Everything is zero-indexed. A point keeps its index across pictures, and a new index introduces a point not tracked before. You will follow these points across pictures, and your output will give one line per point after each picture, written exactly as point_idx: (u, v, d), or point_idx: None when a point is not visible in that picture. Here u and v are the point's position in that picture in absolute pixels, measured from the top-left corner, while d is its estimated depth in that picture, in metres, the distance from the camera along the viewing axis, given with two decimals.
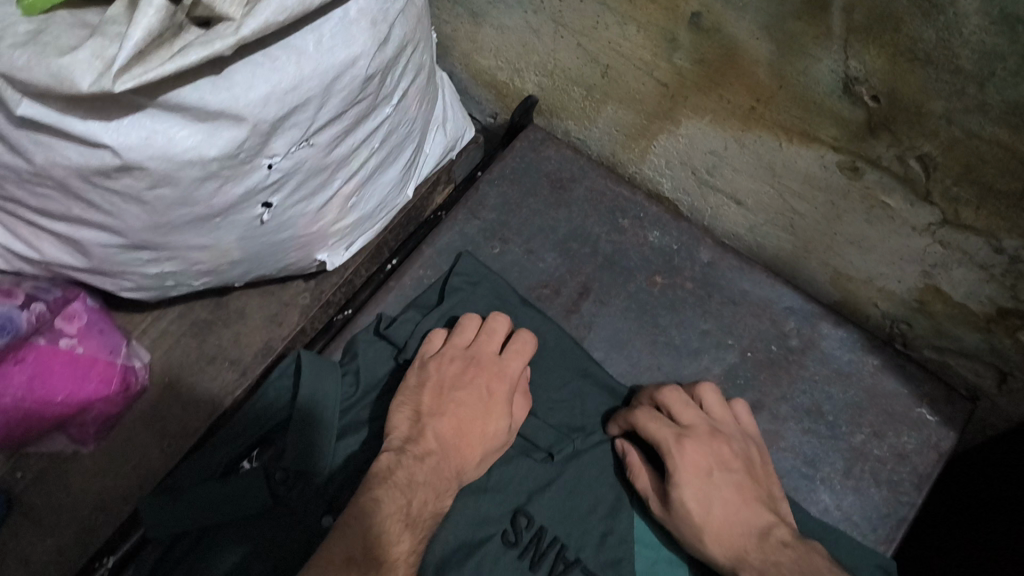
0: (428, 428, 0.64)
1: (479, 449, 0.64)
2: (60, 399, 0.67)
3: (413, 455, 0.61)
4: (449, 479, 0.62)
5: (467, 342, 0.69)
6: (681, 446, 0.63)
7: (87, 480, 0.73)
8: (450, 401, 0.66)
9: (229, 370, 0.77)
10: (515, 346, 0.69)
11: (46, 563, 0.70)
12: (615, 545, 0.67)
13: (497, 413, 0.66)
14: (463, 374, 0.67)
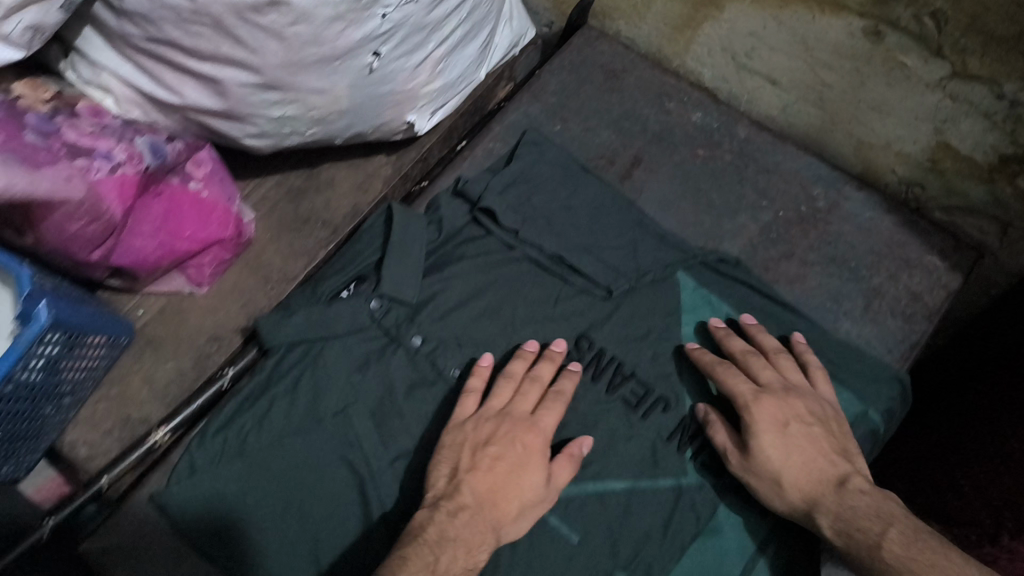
0: (466, 484, 0.65)
1: (516, 502, 0.65)
2: (187, 234, 0.79)
3: (448, 509, 0.63)
4: (486, 532, 0.63)
5: (504, 402, 0.71)
6: (759, 402, 0.68)
7: (201, 316, 0.85)
8: (483, 458, 0.67)
9: (322, 229, 0.89)
10: (547, 403, 0.72)
11: (168, 381, 0.82)
12: (664, 364, 0.77)
13: (534, 473, 0.67)
14: (497, 428, 0.69)
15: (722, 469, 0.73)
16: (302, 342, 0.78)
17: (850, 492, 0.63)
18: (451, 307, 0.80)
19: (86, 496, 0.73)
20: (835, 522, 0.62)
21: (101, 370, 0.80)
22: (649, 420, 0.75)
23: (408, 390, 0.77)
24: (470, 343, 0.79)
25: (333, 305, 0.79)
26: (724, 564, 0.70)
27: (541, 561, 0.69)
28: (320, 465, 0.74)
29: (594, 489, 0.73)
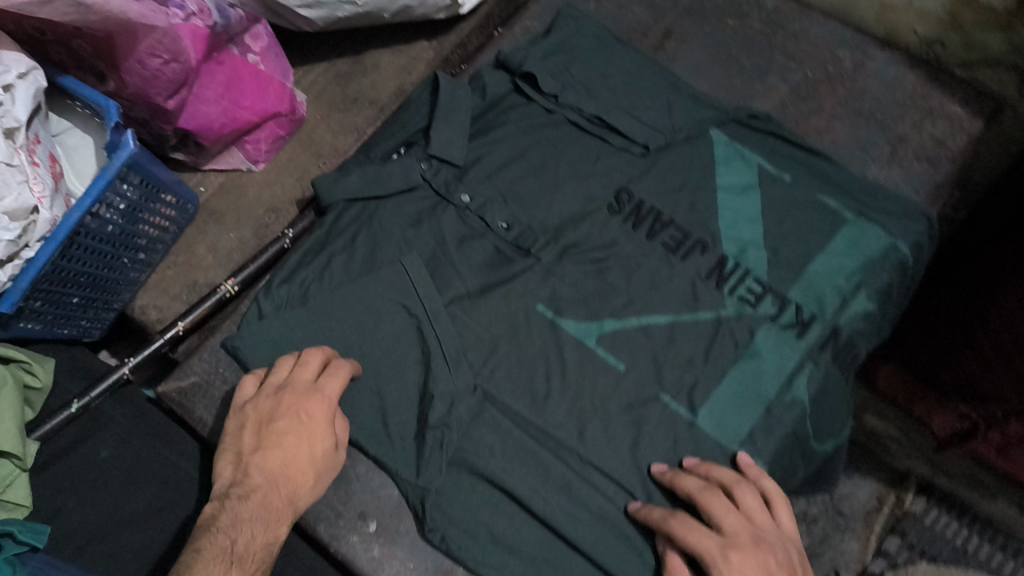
0: (253, 466, 0.64)
1: (310, 469, 0.66)
2: (247, 104, 0.84)
3: (237, 496, 0.62)
4: (281, 507, 0.62)
5: (284, 377, 0.70)
6: (728, 556, 0.60)
7: (259, 190, 0.90)
8: (268, 436, 0.65)
9: (369, 108, 0.94)
10: (330, 371, 0.71)
11: (230, 250, 0.87)
12: (701, 211, 0.81)
13: (321, 444, 0.67)
14: (278, 402, 0.67)
15: (758, 300, 0.76)
16: (358, 201, 0.83)
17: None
18: (496, 168, 0.85)
19: (164, 339, 0.78)
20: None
21: (172, 236, 0.85)
22: (689, 261, 0.79)
23: (459, 242, 0.82)
24: (515, 199, 0.83)
25: (386, 164, 0.83)
26: (761, 384, 0.73)
27: (592, 387, 0.74)
28: (377, 309, 0.78)
29: (638, 324, 0.77)
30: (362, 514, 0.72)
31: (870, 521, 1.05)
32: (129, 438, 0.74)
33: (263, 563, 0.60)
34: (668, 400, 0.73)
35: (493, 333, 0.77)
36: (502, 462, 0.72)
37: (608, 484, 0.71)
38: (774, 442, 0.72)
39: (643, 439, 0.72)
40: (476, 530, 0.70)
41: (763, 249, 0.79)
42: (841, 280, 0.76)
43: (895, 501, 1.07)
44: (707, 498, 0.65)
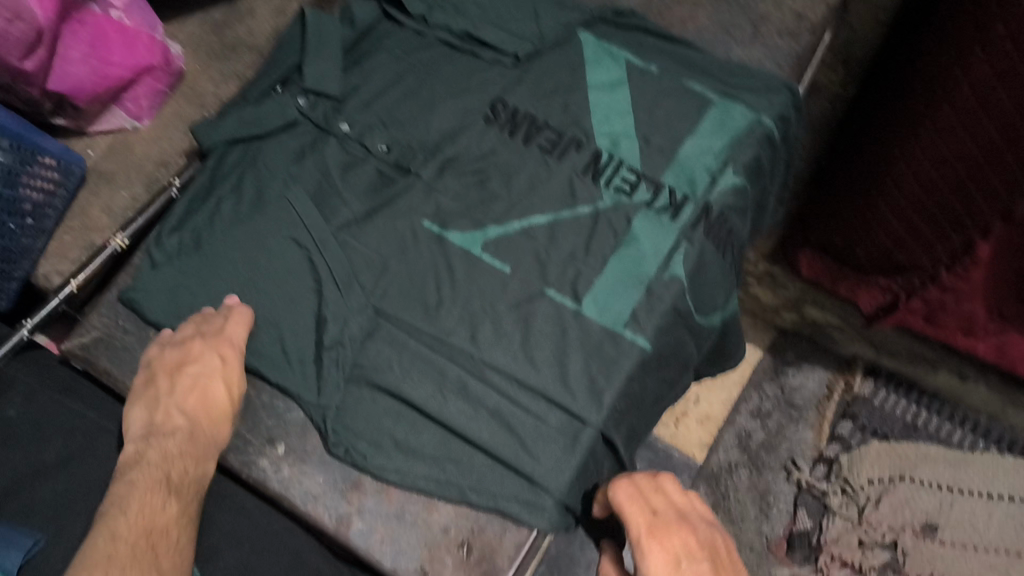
0: (174, 408, 0.71)
1: (226, 407, 0.72)
2: (117, 61, 0.84)
3: (160, 436, 0.69)
4: (204, 444, 0.69)
5: (192, 329, 0.74)
6: (652, 537, 0.67)
7: (147, 146, 0.91)
8: (182, 380, 0.72)
9: (248, 54, 0.95)
10: (233, 316, 0.74)
11: (124, 207, 0.88)
12: (574, 111, 0.83)
13: (234, 387, 0.73)
14: (187, 348, 0.73)
15: (634, 188, 0.79)
16: (239, 142, 0.84)
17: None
18: (373, 95, 0.86)
19: (60, 298, 0.80)
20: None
21: (63, 201, 0.85)
22: (565, 160, 0.81)
23: (343, 170, 0.83)
24: (394, 123, 0.84)
25: (262, 104, 0.85)
26: (641, 267, 0.76)
27: (481, 291, 0.77)
28: (267, 244, 0.79)
29: (520, 227, 0.79)
30: (270, 438, 0.74)
31: (822, 408, 1.27)
32: (36, 394, 0.76)
33: (194, 493, 0.67)
34: (553, 294, 0.76)
35: (384, 253, 0.79)
36: (400, 373, 0.74)
37: (502, 381, 0.73)
38: (656, 317, 0.74)
39: (532, 334, 0.74)
40: (380, 439, 0.72)
41: (635, 139, 0.81)
42: (710, 159, 0.79)
43: (842, 387, 1.28)
44: (640, 478, 0.72)
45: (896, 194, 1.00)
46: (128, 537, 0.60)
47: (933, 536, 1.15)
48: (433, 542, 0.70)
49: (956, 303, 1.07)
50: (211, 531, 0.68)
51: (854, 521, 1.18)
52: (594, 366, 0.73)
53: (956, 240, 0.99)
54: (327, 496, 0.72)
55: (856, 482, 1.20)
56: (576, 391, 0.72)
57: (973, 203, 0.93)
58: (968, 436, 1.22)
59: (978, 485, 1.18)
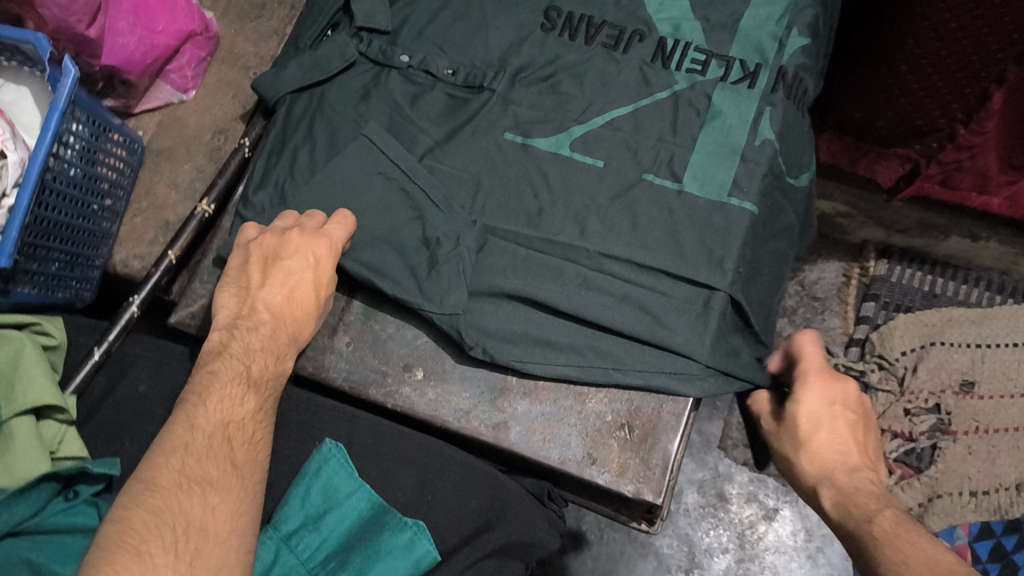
0: (261, 301, 0.66)
1: (313, 306, 0.68)
2: (161, 29, 0.83)
3: (246, 327, 0.65)
4: (286, 343, 0.66)
5: (290, 222, 0.71)
6: (819, 372, 0.70)
7: (198, 116, 0.90)
8: (278, 272, 0.67)
9: (280, 9, 0.95)
10: (332, 224, 0.71)
11: (191, 180, 0.87)
12: (628, 5, 0.84)
13: (324, 287, 0.69)
14: (286, 241, 0.69)
15: (705, 66, 0.80)
16: (303, 90, 0.84)
17: (869, 545, 0.54)
18: (424, 24, 0.86)
19: (160, 271, 0.79)
20: (832, 493, 0.62)
21: (130, 179, 0.85)
22: (631, 52, 0.82)
23: (412, 101, 0.83)
24: (451, 47, 0.85)
25: (318, 48, 0.84)
26: (731, 137, 0.78)
27: (579, 189, 0.78)
28: (354, 182, 0.79)
29: (603, 122, 0.80)
30: (406, 365, 0.75)
31: (844, 295, 1.26)
32: (162, 365, 0.75)
33: (272, 388, 0.64)
34: (652, 177, 0.77)
35: (473, 170, 0.80)
36: (520, 279, 0.75)
37: (622, 268, 0.75)
38: (757, 181, 0.76)
39: (640, 219, 0.76)
40: (513, 338, 0.74)
41: (696, 20, 0.82)
42: (773, 26, 0.81)
43: (858, 271, 1.27)
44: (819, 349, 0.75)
45: (917, 52, 0.92)
46: (206, 428, 0.58)
47: (972, 392, 1.18)
48: (593, 430, 0.72)
49: (972, 160, 1.03)
50: (383, 458, 0.69)
51: (896, 394, 1.19)
52: (708, 237, 0.75)
53: (972, 94, 0.92)
54: (479, 408, 0.74)
55: (890, 355, 1.20)
56: (697, 261, 0.74)
57: (989, 51, 0.86)
58: (985, 294, 1.24)
59: (1002, 337, 1.20)
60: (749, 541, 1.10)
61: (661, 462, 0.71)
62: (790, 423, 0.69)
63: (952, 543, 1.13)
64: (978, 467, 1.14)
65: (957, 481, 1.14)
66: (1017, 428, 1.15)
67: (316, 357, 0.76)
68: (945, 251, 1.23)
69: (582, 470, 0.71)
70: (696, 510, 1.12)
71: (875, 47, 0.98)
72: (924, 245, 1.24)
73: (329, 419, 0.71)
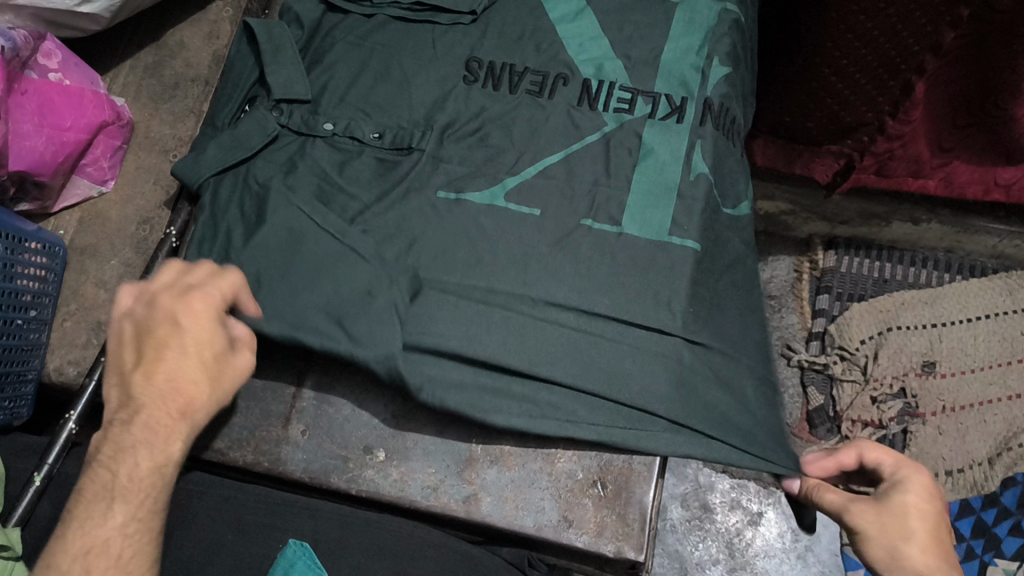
0: (137, 382, 0.57)
1: (201, 376, 0.58)
2: (69, 124, 0.79)
3: (121, 420, 0.57)
4: (172, 422, 0.57)
5: (165, 282, 0.61)
6: (912, 468, 0.62)
7: (120, 208, 0.87)
8: (151, 347, 0.58)
9: (194, 85, 0.92)
10: (216, 278, 0.62)
11: (120, 275, 0.84)
12: (548, 48, 0.83)
13: (210, 350, 0.59)
14: (154, 309, 0.59)
15: (632, 104, 0.80)
16: (226, 171, 0.80)
17: None
18: (345, 88, 0.84)
19: (95, 380, 0.76)
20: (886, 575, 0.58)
21: (55, 285, 0.81)
22: (557, 96, 0.81)
23: (340, 168, 0.80)
24: (375, 109, 0.83)
25: (237, 126, 0.81)
26: (665, 173, 0.77)
27: (520, 242, 0.76)
28: None
29: (536, 170, 0.79)
30: (367, 447, 0.73)
31: (797, 289, 1.25)
32: None
33: (160, 487, 0.56)
34: (591, 223, 0.76)
35: (411, 234, 0.77)
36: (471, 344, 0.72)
37: (568, 315, 0.73)
38: (697, 216, 0.76)
39: (585, 266, 0.74)
40: (464, 387, 0.72)
41: (617, 59, 0.82)
42: (694, 57, 0.81)
43: (808, 265, 1.26)
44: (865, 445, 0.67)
45: (837, 55, 0.91)
46: (64, 564, 0.52)
47: (934, 372, 1.17)
48: (566, 491, 0.71)
49: (904, 147, 1.01)
50: (348, 552, 0.67)
51: (861, 382, 1.17)
52: (655, 277, 0.74)
53: (895, 86, 0.91)
54: (447, 483, 0.71)
55: (850, 345, 1.19)
56: (644, 305, 0.73)
57: (905, 45, 0.85)
58: (934, 274, 1.23)
59: (957, 314, 1.19)
60: (739, 550, 1.09)
61: (638, 516, 0.69)
62: (890, 520, 0.59)
63: None
64: (950, 446, 1.12)
65: (931, 464, 1.12)
66: (982, 402, 1.14)
67: (271, 451, 0.73)
68: (889, 236, 1.22)
69: (560, 535, 0.69)
70: (682, 525, 1.11)
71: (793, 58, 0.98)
72: (867, 231, 1.22)
73: (289, 517, 0.69)
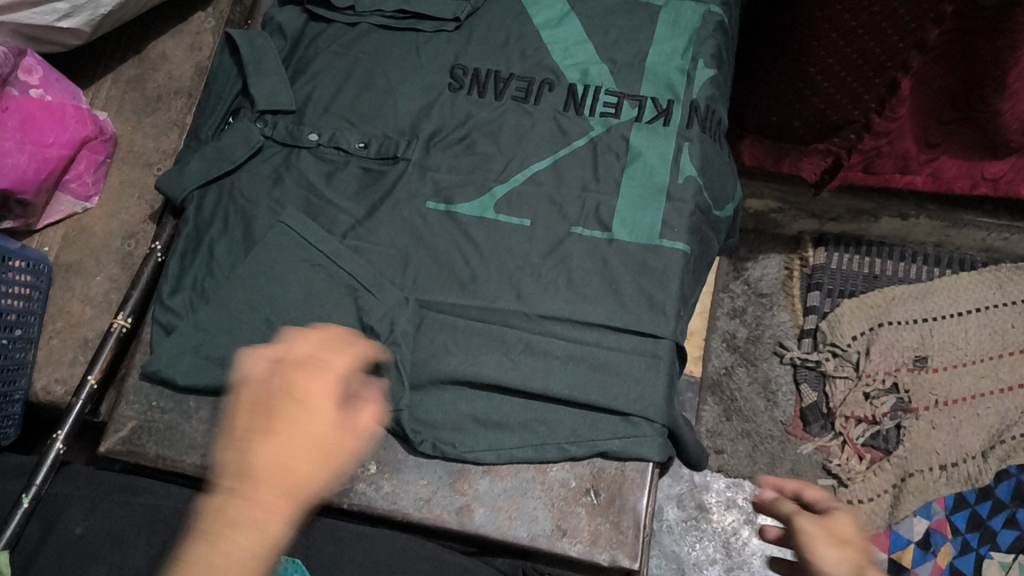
0: (251, 460, 0.51)
1: (320, 456, 0.52)
2: (52, 141, 0.78)
3: (235, 492, 0.51)
4: (282, 504, 0.50)
5: (295, 348, 0.55)
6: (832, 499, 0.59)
7: (105, 223, 0.86)
8: (277, 417, 0.52)
9: (177, 98, 0.91)
10: (330, 343, 0.56)
11: (106, 291, 0.83)
12: (533, 54, 0.83)
13: (332, 431, 0.52)
14: (288, 380, 0.53)
15: (618, 109, 0.80)
16: (210, 183, 0.80)
17: None
18: (329, 98, 0.84)
19: (82, 399, 0.75)
20: None
21: (40, 303, 0.80)
22: (543, 102, 0.81)
23: (327, 179, 0.80)
24: (360, 118, 0.82)
25: (221, 138, 0.80)
26: (654, 178, 0.77)
27: (509, 250, 0.76)
28: (281, 272, 0.75)
29: (524, 177, 0.78)
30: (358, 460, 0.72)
31: (789, 287, 1.25)
32: (98, 502, 0.71)
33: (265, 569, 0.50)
34: (581, 229, 0.76)
35: (399, 244, 0.77)
36: (462, 353, 0.72)
37: (559, 324, 0.73)
38: (686, 219, 0.75)
39: (575, 273, 0.74)
40: (461, 423, 0.71)
41: (602, 63, 0.82)
42: (679, 60, 0.81)
43: (799, 262, 1.26)
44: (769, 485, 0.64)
45: (821, 53, 0.91)
46: None
47: (926, 366, 1.16)
48: (559, 499, 0.70)
49: (891, 144, 1.01)
50: (342, 567, 0.66)
51: (853, 379, 1.17)
52: (646, 282, 0.74)
53: (881, 83, 0.90)
54: (439, 494, 0.71)
55: (842, 342, 1.18)
56: (635, 310, 0.73)
57: (891, 41, 0.84)
58: (924, 268, 1.23)
59: (947, 308, 1.19)
60: (735, 549, 1.09)
61: (632, 523, 0.69)
62: (835, 530, 0.53)
63: (931, 520, 1.09)
64: (943, 441, 1.11)
65: (926, 458, 1.10)
66: (974, 396, 1.14)
67: None
68: (879, 232, 1.22)
69: (554, 544, 0.69)
70: (678, 525, 1.10)
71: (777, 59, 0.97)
72: (856, 228, 1.22)
73: None
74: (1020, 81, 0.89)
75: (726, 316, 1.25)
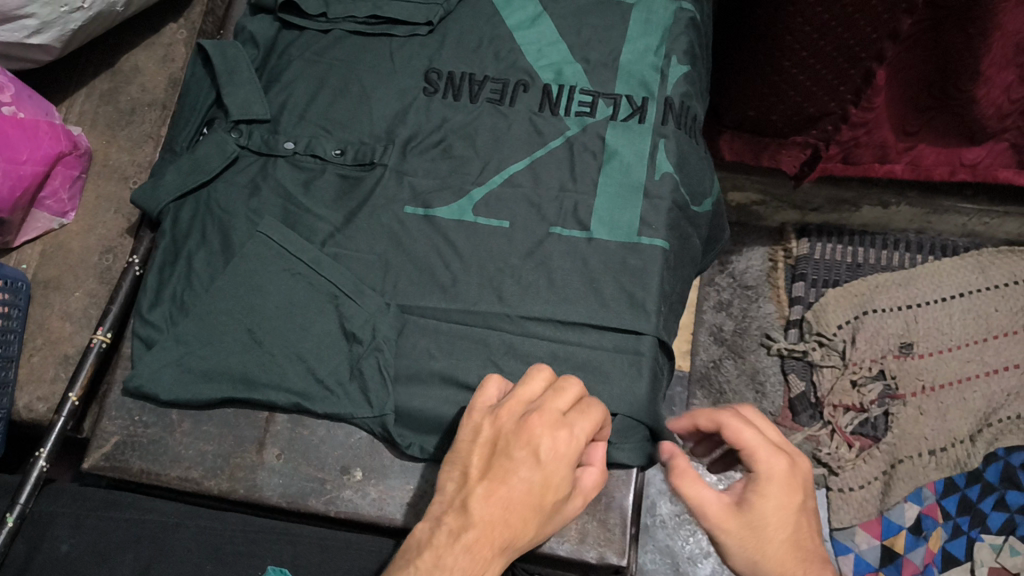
0: (484, 497, 0.51)
1: (531, 513, 0.51)
2: (26, 159, 0.78)
3: (450, 528, 0.51)
4: (491, 556, 0.50)
5: (532, 394, 0.54)
6: (774, 455, 0.54)
7: (82, 238, 0.86)
8: (502, 465, 0.52)
9: (151, 110, 0.91)
10: (584, 404, 0.54)
11: (86, 306, 0.83)
12: (506, 56, 0.83)
13: (556, 489, 0.52)
14: (520, 426, 0.52)
15: (593, 108, 0.80)
16: (186, 196, 0.80)
17: None
18: (304, 106, 0.83)
19: (64, 417, 0.74)
20: None
21: (19, 322, 0.80)
22: (517, 103, 0.81)
23: (304, 187, 0.80)
24: (336, 126, 0.82)
25: (197, 150, 0.80)
26: (631, 175, 0.77)
27: (489, 252, 0.76)
28: (263, 282, 0.75)
29: (501, 179, 0.78)
30: (344, 467, 0.73)
31: (773, 279, 1.26)
32: (82, 519, 0.70)
33: None
34: (560, 230, 0.76)
35: (378, 250, 0.77)
36: (446, 358, 0.72)
37: (542, 325, 0.73)
38: (664, 216, 0.76)
39: (556, 273, 0.74)
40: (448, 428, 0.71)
41: (576, 63, 0.82)
42: (653, 57, 0.81)
43: (782, 254, 1.26)
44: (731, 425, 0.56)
45: (795, 47, 0.89)
46: None
47: (912, 353, 1.17)
48: None
49: (869, 134, 1.02)
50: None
51: (840, 367, 1.17)
52: (626, 281, 0.74)
53: (856, 74, 0.91)
54: (426, 500, 0.71)
55: (828, 331, 1.19)
56: (616, 309, 0.73)
57: (864, 34, 0.85)
58: (907, 256, 1.24)
59: (932, 294, 1.20)
60: None
61: (619, 520, 0.70)
62: (760, 529, 0.53)
63: (922, 505, 1.10)
64: (931, 426, 1.12)
65: (914, 444, 1.11)
66: (961, 380, 1.14)
67: (247, 477, 0.73)
68: (860, 221, 1.23)
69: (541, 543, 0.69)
70: (671, 520, 1.11)
71: (750, 53, 0.96)
72: (837, 217, 1.23)
73: (269, 544, 0.69)
74: (993, 68, 0.90)
75: (712, 309, 1.25)
